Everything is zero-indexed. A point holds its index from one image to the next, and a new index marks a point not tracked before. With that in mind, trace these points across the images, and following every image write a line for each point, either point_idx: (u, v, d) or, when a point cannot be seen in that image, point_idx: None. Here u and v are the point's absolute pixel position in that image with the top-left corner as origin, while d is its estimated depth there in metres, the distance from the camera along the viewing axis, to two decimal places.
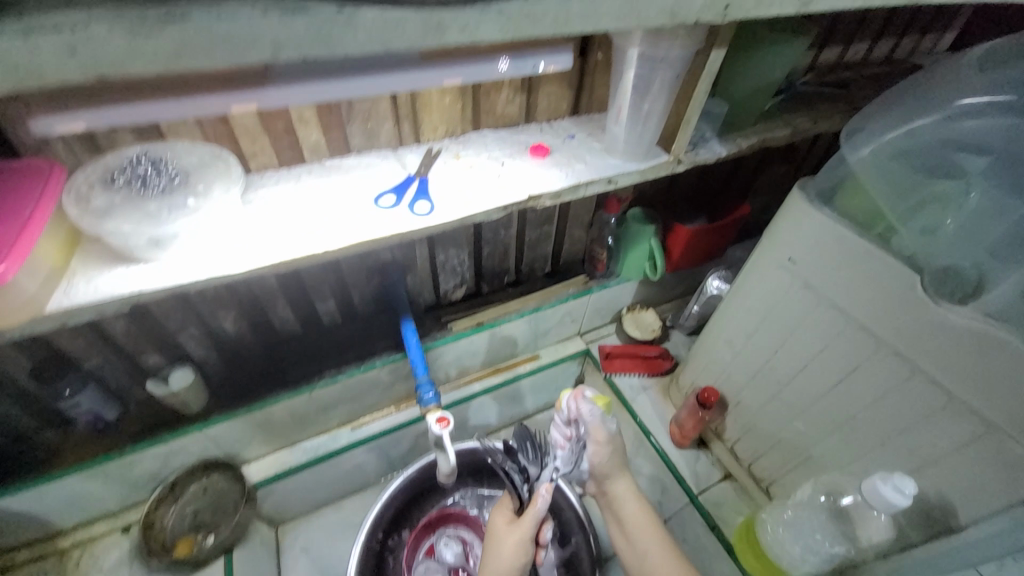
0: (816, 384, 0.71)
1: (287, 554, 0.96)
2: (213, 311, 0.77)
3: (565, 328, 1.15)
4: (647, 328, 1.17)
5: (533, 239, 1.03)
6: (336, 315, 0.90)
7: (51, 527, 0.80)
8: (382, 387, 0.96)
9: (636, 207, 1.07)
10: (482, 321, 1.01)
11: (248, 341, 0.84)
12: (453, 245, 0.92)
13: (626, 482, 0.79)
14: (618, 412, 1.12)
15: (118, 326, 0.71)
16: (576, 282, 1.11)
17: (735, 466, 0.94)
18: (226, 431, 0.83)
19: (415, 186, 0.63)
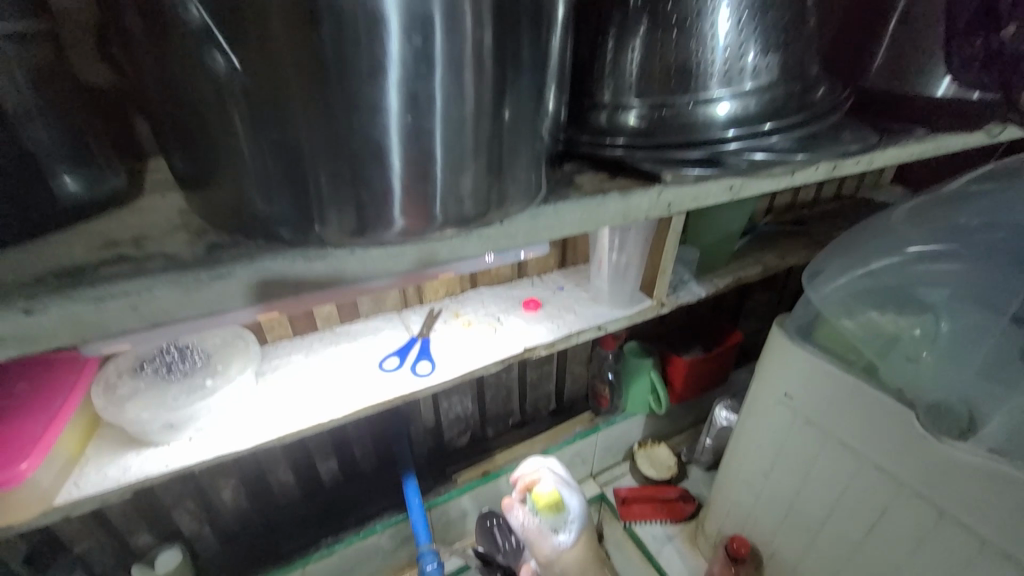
0: (848, 531, 0.65)
1: None
2: (214, 479, 0.76)
3: (576, 470, 1.10)
4: (662, 465, 1.12)
5: (534, 379, 1.05)
6: (338, 473, 0.88)
7: None
8: (382, 554, 0.89)
9: (632, 341, 1.11)
10: (488, 469, 0.97)
11: (246, 509, 0.81)
12: (456, 392, 0.94)
13: None
14: (643, 568, 1.00)
15: (115, 503, 0.70)
16: (582, 419, 1.10)
17: None
18: None
19: (417, 347, 0.68)
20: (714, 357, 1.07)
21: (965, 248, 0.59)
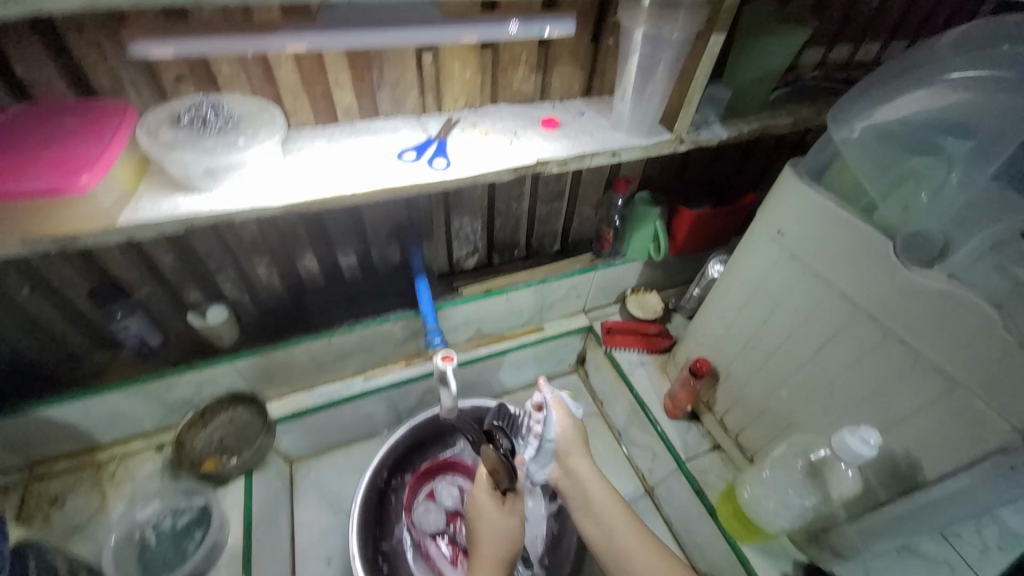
0: (801, 352, 0.75)
1: (298, 487, 1.04)
2: (248, 256, 0.86)
3: (570, 304, 1.21)
4: (650, 308, 1.22)
5: (543, 214, 1.09)
6: (357, 270, 0.98)
7: (94, 440, 0.89)
8: (394, 342, 1.04)
9: (645, 190, 1.12)
10: (490, 288, 1.07)
11: (278, 287, 0.93)
12: (467, 213, 0.99)
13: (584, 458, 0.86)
14: (615, 385, 1.17)
15: (166, 260, 0.80)
16: (582, 259, 1.16)
17: (723, 436, 0.99)
18: (252, 366, 0.92)
19: (434, 146, 0.71)
20: (720, 214, 1.09)
21: (1016, 78, 0.54)
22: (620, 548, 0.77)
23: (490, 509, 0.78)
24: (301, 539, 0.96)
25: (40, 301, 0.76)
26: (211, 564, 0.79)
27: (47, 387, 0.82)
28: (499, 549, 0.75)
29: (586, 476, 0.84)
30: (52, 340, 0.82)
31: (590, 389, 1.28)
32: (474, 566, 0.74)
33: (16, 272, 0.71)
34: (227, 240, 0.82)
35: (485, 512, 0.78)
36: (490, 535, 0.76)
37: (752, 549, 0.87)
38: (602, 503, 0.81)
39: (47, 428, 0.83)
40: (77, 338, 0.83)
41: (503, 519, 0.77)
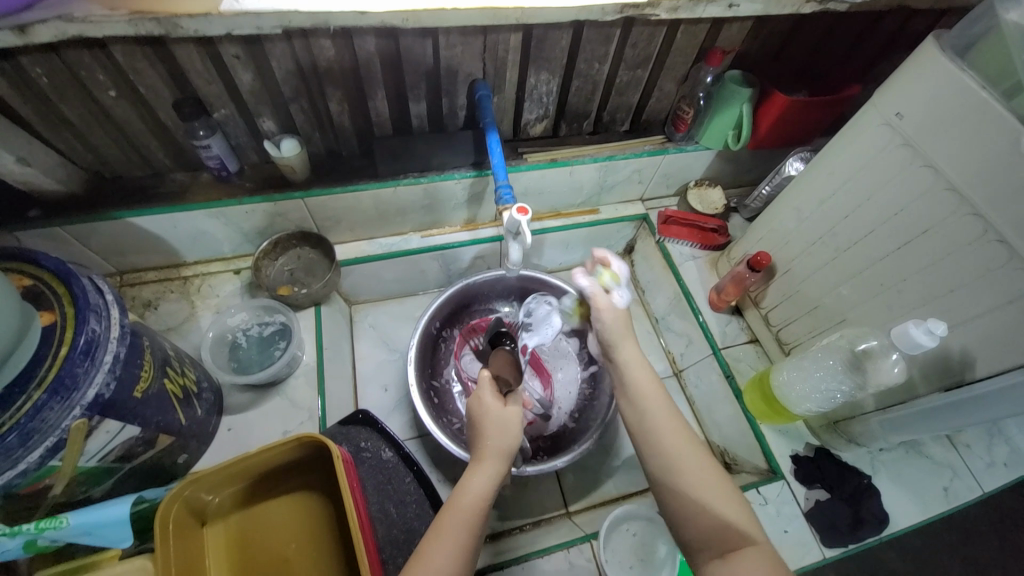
0: (880, 248, 0.74)
1: (357, 326, 1.13)
2: (321, 87, 0.83)
3: (630, 189, 1.18)
4: (710, 203, 1.16)
5: (622, 84, 1.00)
6: (425, 119, 0.94)
7: (180, 256, 0.96)
8: (455, 202, 1.05)
9: (736, 69, 1.02)
10: (557, 158, 1.03)
11: (348, 129, 0.91)
12: (545, 70, 0.92)
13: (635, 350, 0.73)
14: (662, 274, 1.18)
15: (245, 81, 0.78)
16: (652, 141, 1.10)
17: (764, 331, 1.02)
18: (321, 205, 0.94)
19: None
20: (817, 103, 0.99)
21: None
22: (658, 439, 0.64)
23: (497, 409, 0.74)
24: (361, 368, 1.07)
25: (126, 106, 0.76)
26: (291, 372, 0.90)
27: (136, 198, 0.86)
28: (506, 441, 0.72)
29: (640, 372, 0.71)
30: (138, 152, 0.84)
31: (632, 278, 1.30)
32: (478, 465, 0.69)
33: (103, 70, 0.71)
34: (303, 65, 0.78)
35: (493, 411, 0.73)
36: (500, 432, 0.72)
37: (770, 428, 0.94)
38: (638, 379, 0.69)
39: (139, 237, 0.89)
40: (160, 153, 0.85)
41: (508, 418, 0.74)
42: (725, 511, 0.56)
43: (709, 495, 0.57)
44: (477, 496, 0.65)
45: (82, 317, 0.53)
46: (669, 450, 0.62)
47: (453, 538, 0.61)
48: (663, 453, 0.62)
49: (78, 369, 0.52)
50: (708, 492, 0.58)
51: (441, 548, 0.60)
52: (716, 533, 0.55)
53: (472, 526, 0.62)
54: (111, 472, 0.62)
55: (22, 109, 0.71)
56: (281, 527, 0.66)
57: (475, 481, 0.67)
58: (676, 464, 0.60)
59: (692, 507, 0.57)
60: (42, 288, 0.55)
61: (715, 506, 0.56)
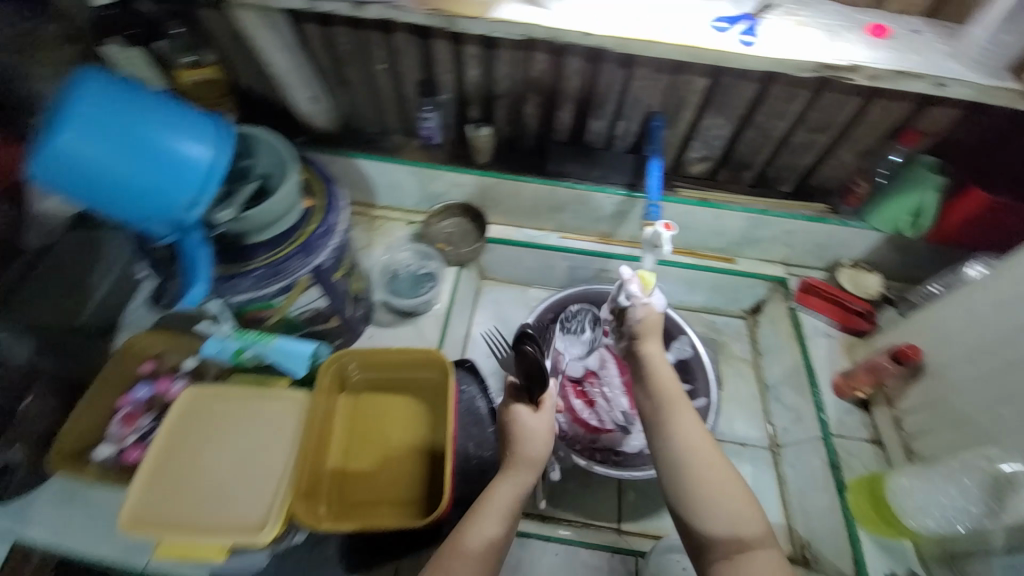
0: None
1: (481, 297, 1.29)
2: (523, 92, 1.00)
3: (775, 248, 1.16)
4: (863, 288, 1.10)
5: (796, 145, 1.01)
6: (598, 136, 1.07)
7: (375, 198, 1.21)
8: (601, 214, 1.15)
9: (931, 155, 0.96)
10: (707, 199, 1.08)
11: (532, 131, 1.08)
12: (722, 115, 0.98)
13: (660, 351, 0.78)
14: (787, 342, 1.12)
15: (472, 76, 0.98)
16: (814, 207, 1.08)
17: (892, 433, 0.93)
18: (491, 186, 1.12)
19: (746, 22, 0.72)
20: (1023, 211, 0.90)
21: None
22: (664, 421, 0.68)
23: (534, 422, 0.75)
24: (474, 332, 1.22)
25: (386, 79, 1.02)
26: (425, 311, 1.07)
27: (365, 147, 1.12)
28: (537, 451, 0.74)
29: (655, 352, 0.77)
30: (378, 113, 1.10)
31: (751, 339, 1.25)
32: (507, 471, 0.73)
33: (384, 50, 0.96)
34: (518, 71, 0.96)
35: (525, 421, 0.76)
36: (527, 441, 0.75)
37: (868, 536, 0.83)
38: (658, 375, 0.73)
39: (355, 175, 1.14)
40: (392, 117, 1.11)
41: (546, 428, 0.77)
42: (733, 500, 0.61)
43: (712, 485, 0.62)
44: (501, 507, 0.69)
45: (329, 209, 0.74)
46: (672, 434, 0.66)
47: (478, 543, 0.65)
48: (669, 440, 0.66)
49: (317, 241, 0.72)
50: (713, 477, 0.62)
51: (472, 539, 0.65)
52: (725, 526, 0.60)
53: (497, 531, 0.67)
54: (298, 329, 0.81)
55: (324, 65, 1.00)
56: (389, 419, 0.81)
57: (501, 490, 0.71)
58: (681, 445, 0.65)
59: (705, 495, 0.61)
60: (311, 181, 0.78)
61: (723, 495, 0.61)
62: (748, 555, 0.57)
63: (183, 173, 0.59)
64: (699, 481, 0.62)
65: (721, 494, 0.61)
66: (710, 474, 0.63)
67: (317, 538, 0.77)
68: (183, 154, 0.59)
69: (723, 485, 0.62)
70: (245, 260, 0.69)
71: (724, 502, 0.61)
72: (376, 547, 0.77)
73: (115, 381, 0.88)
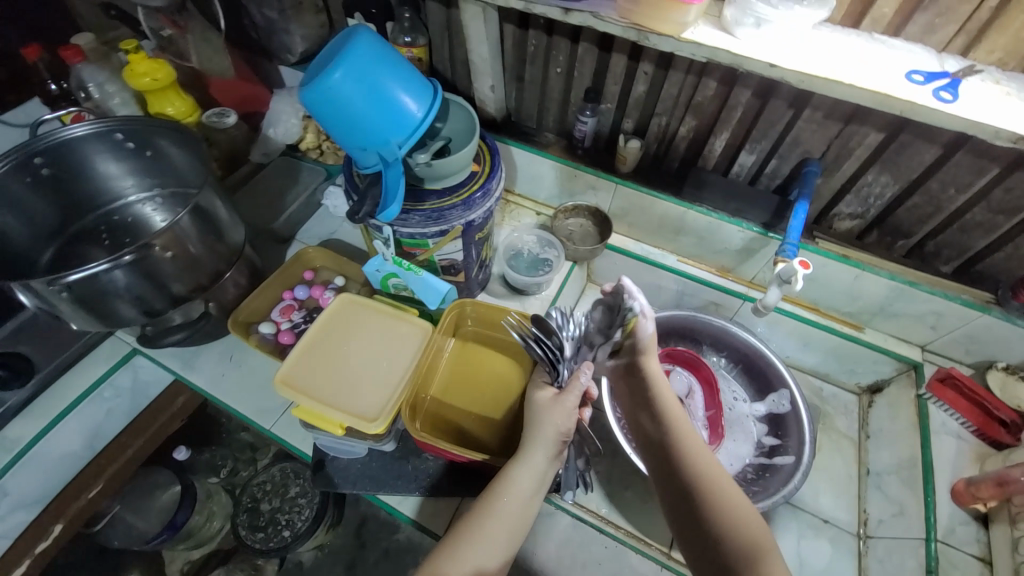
0: None
1: (583, 298, 1.35)
2: (682, 115, 1.05)
3: (915, 328, 1.06)
4: (1012, 396, 0.98)
5: (970, 222, 0.93)
6: (744, 171, 1.08)
7: (514, 184, 1.33)
8: (726, 247, 1.14)
9: None
10: (850, 256, 1.03)
11: (678, 153, 1.12)
12: (889, 174, 0.94)
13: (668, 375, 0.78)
14: (906, 432, 1.02)
15: (637, 91, 1.06)
16: (976, 294, 0.98)
17: (1005, 557, 0.81)
18: (624, 196, 1.17)
19: (946, 81, 0.70)
20: None
21: None
22: (685, 445, 0.71)
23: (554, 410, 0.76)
24: None
25: (557, 81, 1.13)
26: (534, 293, 1.16)
27: (520, 137, 1.25)
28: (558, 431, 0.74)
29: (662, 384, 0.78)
30: (541, 110, 1.22)
31: (860, 418, 1.15)
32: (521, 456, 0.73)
33: (564, 56, 1.08)
34: (682, 94, 1.01)
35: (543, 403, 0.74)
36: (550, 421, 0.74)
37: None
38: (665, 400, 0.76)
39: (505, 160, 1.27)
40: (551, 116, 1.22)
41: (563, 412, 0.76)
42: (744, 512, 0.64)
43: (725, 498, 0.65)
44: (520, 496, 0.70)
45: (492, 176, 0.86)
46: (688, 447, 0.70)
47: (500, 525, 0.69)
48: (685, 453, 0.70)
49: (476, 200, 0.84)
50: (725, 491, 0.66)
51: (493, 520, 0.69)
52: (740, 536, 0.62)
53: (516, 518, 0.70)
54: (435, 273, 0.94)
55: (509, 60, 1.14)
56: (488, 372, 0.90)
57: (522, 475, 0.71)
58: (697, 459, 0.69)
59: (719, 508, 0.64)
60: (481, 151, 0.90)
61: (733, 507, 0.64)
62: (763, 567, 0.59)
63: (398, 120, 0.74)
64: (714, 494, 0.66)
65: (731, 508, 0.64)
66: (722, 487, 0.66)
67: (404, 452, 0.89)
68: (402, 104, 0.73)
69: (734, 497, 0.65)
70: (419, 201, 0.82)
71: (736, 514, 0.64)
72: (457, 477, 0.85)
73: (286, 277, 1.07)
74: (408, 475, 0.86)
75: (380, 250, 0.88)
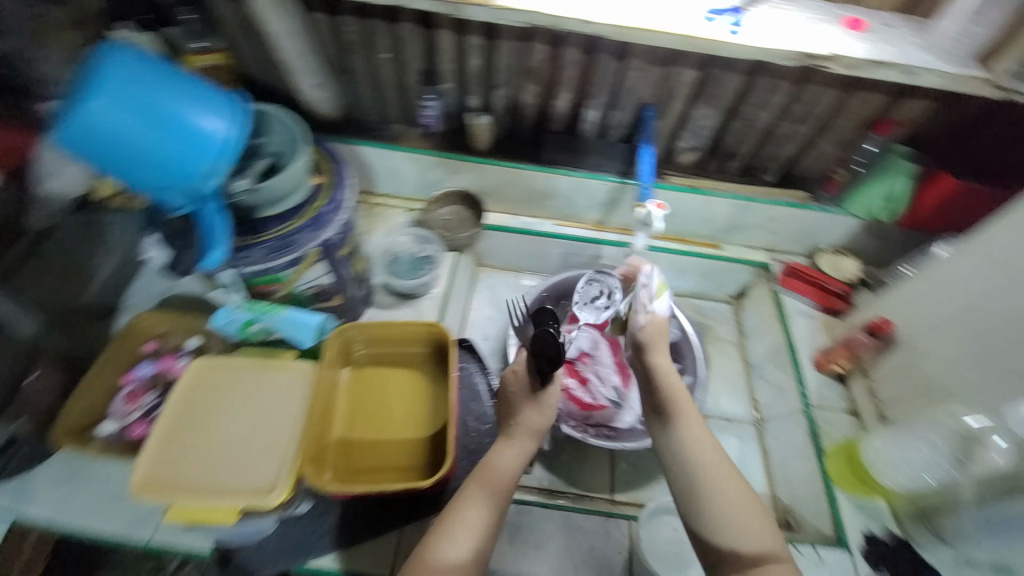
0: (1016, 336, 0.72)
1: (477, 283, 1.32)
2: (524, 82, 1.04)
3: (759, 235, 1.21)
4: (841, 272, 1.16)
5: (779, 135, 1.07)
6: (593, 126, 1.11)
7: (374, 185, 1.24)
8: (594, 201, 1.19)
9: (906, 145, 1.03)
10: (696, 185, 1.13)
11: (530, 121, 1.12)
12: (709, 106, 1.03)
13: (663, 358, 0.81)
14: (770, 323, 1.18)
15: (474, 65, 1.02)
16: (795, 194, 1.14)
17: (867, 403, 0.98)
18: (488, 173, 1.15)
19: (735, 14, 0.77)
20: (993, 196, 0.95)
21: None
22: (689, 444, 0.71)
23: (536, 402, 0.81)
24: (471, 316, 1.25)
25: (389, 67, 1.05)
26: (424, 294, 1.11)
27: (366, 134, 1.15)
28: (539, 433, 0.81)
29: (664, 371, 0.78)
30: (381, 101, 1.13)
31: (737, 322, 1.30)
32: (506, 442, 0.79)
33: (389, 40, 1.00)
34: (517, 62, 1.01)
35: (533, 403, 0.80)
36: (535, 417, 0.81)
37: (846, 497, 0.89)
38: (673, 388, 0.76)
39: (357, 163, 1.17)
40: (393, 106, 1.13)
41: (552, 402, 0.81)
42: (750, 527, 0.64)
43: (727, 517, 0.65)
44: (506, 478, 0.75)
45: (337, 186, 0.77)
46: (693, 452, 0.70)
47: (480, 512, 0.71)
48: (691, 459, 0.69)
49: (325, 217, 0.75)
50: (725, 507, 0.65)
51: (470, 516, 0.70)
52: (738, 553, 0.63)
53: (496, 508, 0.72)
54: (304, 304, 0.84)
55: (329, 53, 1.03)
56: (391, 393, 0.83)
57: (502, 460, 0.77)
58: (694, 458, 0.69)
59: (716, 521, 0.65)
60: (318, 160, 0.80)
61: (735, 522, 0.64)
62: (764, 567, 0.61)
63: (201, 143, 0.61)
64: (712, 493, 0.66)
65: (734, 524, 0.64)
66: (727, 499, 0.66)
67: (322, 506, 0.80)
68: (202, 125, 0.61)
69: (740, 515, 0.65)
70: (256, 232, 0.72)
71: (739, 529, 0.64)
72: (387, 508, 0.80)
73: (119, 357, 0.89)
74: (333, 529, 0.78)
75: (224, 300, 0.79)
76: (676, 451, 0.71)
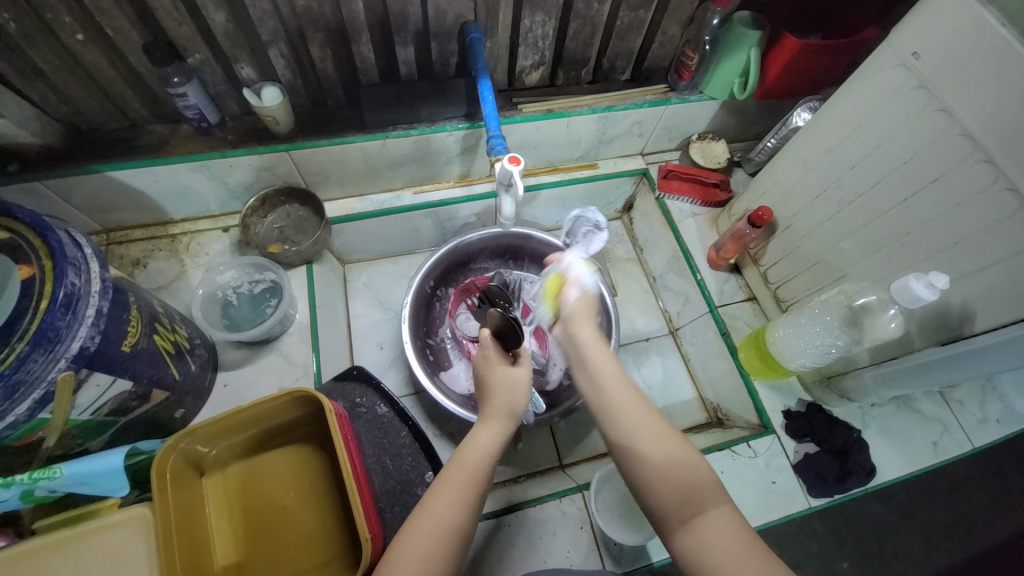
0: (884, 200, 0.71)
1: (351, 286, 1.13)
2: (301, 30, 0.77)
3: (630, 142, 1.12)
4: (713, 159, 1.11)
5: (623, 27, 0.93)
6: (413, 66, 0.89)
7: (166, 212, 0.94)
8: (448, 155, 1.00)
9: (745, 10, 0.95)
10: (554, 109, 0.98)
11: (333, 78, 0.87)
12: (541, 10, 0.85)
13: (590, 328, 0.66)
14: (661, 231, 1.14)
15: (218, 22, 0.72)
16: (654, 90, 1.04)
17: (761, 288, 1.00)
18: (307, 159, 0.90)
19: None
20: (829, 47, 0.92)
21: None
22: (606, 405, 0.59)
23: (510, 376, 0.66)
24: (356, 327, 1.08)
25: (95, 51, 0.72)
26: (284, 329, 0.90)
27: (115, 151, 0.83)
28: (515, 401, 0.65)
29: (583, 331, 0.66)
30: (114, 101, 0.80)
31: (631, 237, 1.27)
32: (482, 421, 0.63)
33: (69, 12, 0.66)
34: (280, 6, 0.73)
35: (499, 373, 0.66)
36: (507, 391, 0.65)
37: (762, 384, 0.93)
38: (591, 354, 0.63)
39: (122, 193, 0.86)
40: (136, 103, 0.81)
41: (520, 379, 0.66)
42: (684, 476, 0.52)
43: (655, 470, 0.53)
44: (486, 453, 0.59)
45: (60, 269, 0.52)
46: (613, 418, 0.57)
47: (462, 491, 0.56)
48: (611, 425, 0.57)
49: (59, 323, 0.51)
50: (655, 458, 0.53)
51: (449, 506, 0.55)
52: (678, 503, 0.51)
53: (475, 481, 0.57)
54: (107, 426, 0.64)
55: None
56: (278, 484, 0.70)
57: (480, 440, 0.60)
58: (616, 423, 0.57)
59: (646, 475, 0.53)
60: (18, 241, 0.54)
61: (668, 475, 0.52)
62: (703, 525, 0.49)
63: None
64: (642, 459, 0.54)
65: (667, 475, 0.52)
66: (653, 455, 0.53)
67: None
68: None
69: (667, 464, 0.53)
70: None
71: (673, 481, 0.52)
72: None
73: None
74: None
75: None
76: (599, 425, 0.59)
